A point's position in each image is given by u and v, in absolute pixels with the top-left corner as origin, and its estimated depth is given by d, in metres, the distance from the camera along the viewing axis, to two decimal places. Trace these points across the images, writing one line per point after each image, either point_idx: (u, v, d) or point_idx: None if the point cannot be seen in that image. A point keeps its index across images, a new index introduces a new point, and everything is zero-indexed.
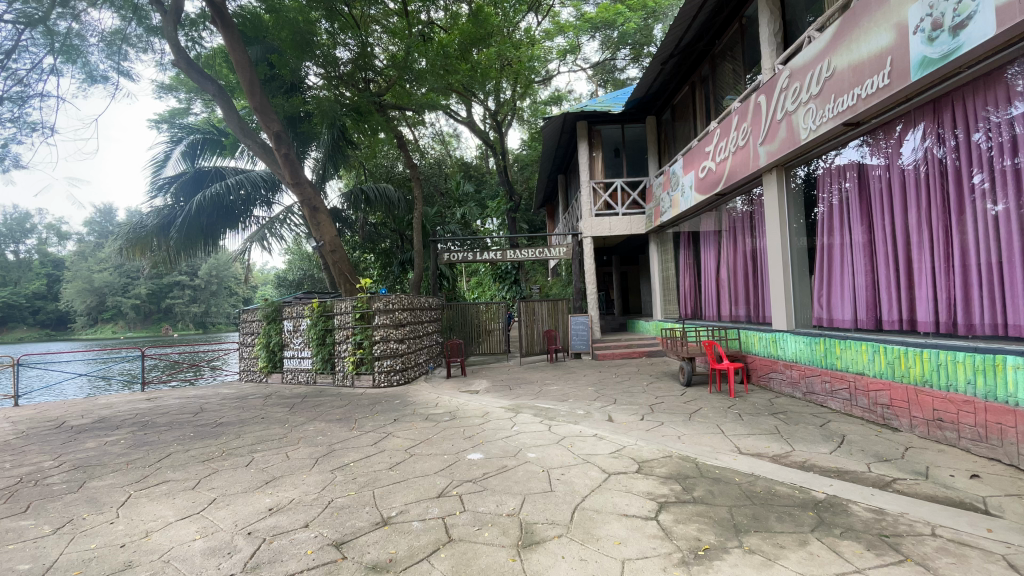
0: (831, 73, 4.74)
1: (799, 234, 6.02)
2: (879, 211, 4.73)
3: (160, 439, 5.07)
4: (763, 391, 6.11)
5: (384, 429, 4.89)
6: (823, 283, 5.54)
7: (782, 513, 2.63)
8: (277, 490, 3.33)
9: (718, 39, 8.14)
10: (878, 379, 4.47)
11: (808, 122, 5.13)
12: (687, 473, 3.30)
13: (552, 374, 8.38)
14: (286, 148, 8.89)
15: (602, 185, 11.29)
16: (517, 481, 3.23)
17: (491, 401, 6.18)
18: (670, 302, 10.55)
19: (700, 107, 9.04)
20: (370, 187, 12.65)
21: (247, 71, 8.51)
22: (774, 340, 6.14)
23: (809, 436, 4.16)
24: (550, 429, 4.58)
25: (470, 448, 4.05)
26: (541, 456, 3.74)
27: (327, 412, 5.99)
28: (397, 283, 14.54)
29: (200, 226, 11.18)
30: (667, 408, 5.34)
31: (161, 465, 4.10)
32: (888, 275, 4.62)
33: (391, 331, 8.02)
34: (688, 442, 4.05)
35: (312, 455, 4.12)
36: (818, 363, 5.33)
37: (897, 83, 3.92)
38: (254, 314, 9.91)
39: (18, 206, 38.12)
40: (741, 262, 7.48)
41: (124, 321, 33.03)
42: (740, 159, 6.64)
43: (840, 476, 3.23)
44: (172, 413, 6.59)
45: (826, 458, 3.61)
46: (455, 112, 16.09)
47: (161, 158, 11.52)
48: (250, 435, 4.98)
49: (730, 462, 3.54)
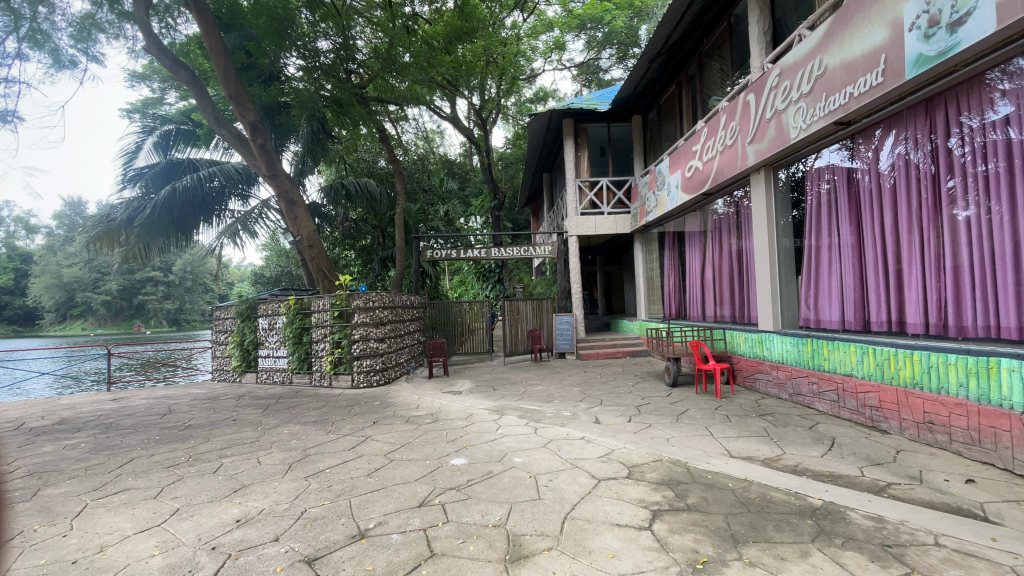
0: (822, 71, 4.72)
1: (786, 236, 6.02)
2: (866, 213, 4.75)
3: (124, 443, 4.73)
4: (749, 392, 6.09)
5: (363, 432, 4.65)
6: (811, 284, 5.53)
7: (779, 522, 2.59)
8: (247, 499, 3.09)
9: (706, 38, 8.13)
10: (867, 381, 4.48)
11: (798, 121, 5.11)
12: (679, 478, 3.19)
13: (537, 375, 8.24)
14: (263, 139, 8.48)
15: (588, 184, 11.22)
16: (503, 489, 3.07)
17: (475, 402, 5.99)
18: (654, 302, 10.54)
19: (686, 107, 9.04)
20: (351, 181, 12.29)
21: (222, 58, 8.06)
22: (760, 341, 6.13)
23: (799, 438, 4.14)
24: (535, 431, 4.43)
25: (453, 452, 3.87)
26: (528, 461, 3.59)
27: (304, 414, 5.71)
28: (378, 281, 14.22)
29: (171, 218, 10.64)
30: (654, 409, 5.27)
31: (123, 471, 3.81)
32: (877, 276, 4.63)
33: (371, 329, 7.77)
34: (678, 445, 3.96)
35: (285, 460, 3.88)
36: (805, 364, 5.33)
37: (891, 80, 3.92)
38: (228, 311, 9.52)
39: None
40: (727, 263, 7.46)
41: (93, 318, 31.62)
42: (728, 159, 6.61)
43: (834, 480, 3.27)
44: (138, 415, 6.18)
45: (818, 462, 3.61)
46: (440, 108, 15.80)
47: (132, 149, 10.97)
48: (221, 438, 4.69)
49: (722, 466, 3.46)
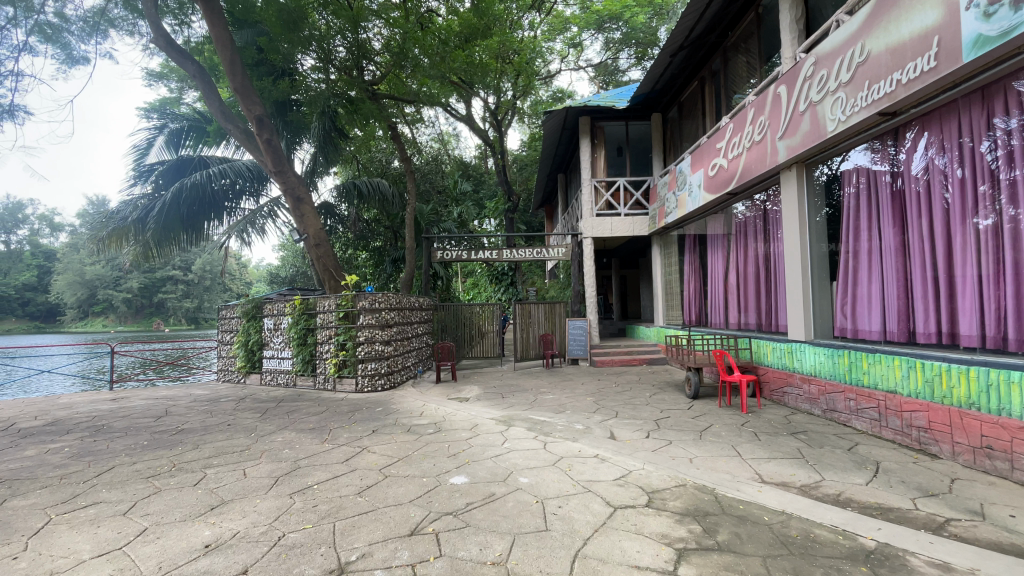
0: (864, 58, 4.28)
1: (820, 241, 5.54)
2: (913, 213, 4.28)
3: (109, 448, 4.53)
4: (776, 407, 5.61)
5: (359, 443, 4.36)
6: (848, 290, 5.05)
7: (829, 569, 2.18)
8: (221, 520, 2.82)
9: (731, 31, 7.71)
10: (913, 399, 4.00)
11: (836, 112, 4.65)
12: (707, 509, 2.79)
13: (548, 382, 7.88)
14: (269, 134, 8.28)
15: (604, 184, 10.83)
16: (505, 515, 2.72)
17: (481, 411, 5.65)
18: (673, 308, 10.05)
19: (709, 104, 8.61)
20: (363, 181, 12.14)
21: (228, 50, 7.90)
22: (790, 351, 5.65)
23: (838, 462, 3.70)
24: (544, 447, 4.07)
25: (453, 469, 3.53)
26: (535, 482, 3.23)
27: (301, 420, 5.46)
28: (389, 283, 13.99)
29: (180, 216, 10.54)
30: (674, 424, 4.85)
31: (99, 482, 3.58)
32: (925, 283, 4.16)
33: (377, 331, 7.49)
34: (704, 468, 3.55)
35: (272, 474, 3.59)
36: (841, 378, 4.84)
37: (945, 65, 3.48)
38: (233, 311, 9.36)
39: (18, 200, 37.81)
40: (753, 267, 6.98)
41: (114, 315, 32.30)
42: (756, 155, 6.15)
43: (884, 515, 2.84)
44: (133, 417, 6.02)
45: (864, 491, 3.18)
46: (454, 108, 15.59)
47: (143, 146, 10.99)
48: (209, 446, 4.45)
49: (755, 494, 3.05)
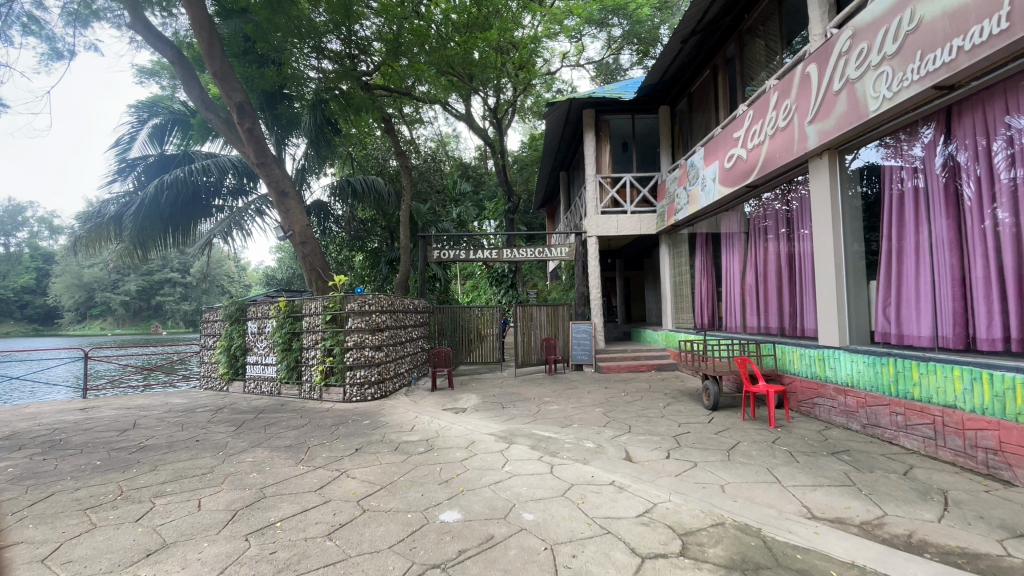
0: (914, 25, 3.74)
1: (855, 239, 5.01)
2: (972, 201, 3.75)
3: (56, 469, 3.98)
4: (807, 420, 5.05)
5: (338, 465, 3.79)
6: (890, 291, 4.51)
7: None
8: (155, 572, 2.26)
9: (748, 14, 7.17)
10: (978, 416, 3.46)
11: (880, 89, 4.12)
12: (757, 560, 2.25)
13: (552, 390, 7.33)
14: (251, 122, 7.72)
15: (610, 180, 10.30)
16: (506, 569, 2.17)
17: (479, 425, 5.09)
18: (683, 311, 9.49)
19: (722, 94, 8.08)
20: (358, 178, 11.59)
21: (207, 33, 7.31)
22: (821, 359, 5.10)
23: (898, 491, 3.15)
24: (551, 471, 3.51)
25: (445, 501, 2.98)
26: (541, 520, 2.68)
27: (279, 435, 4.91)
28: (386, 284, 13.47)
29: (160, 215, 9.98)
30: (697, 442, 4.29)
31: (27, 515, 3.02)
32: (988, 280, 3.63)
33: (366, 335, 6.93)
34: (741, 500, 3.00)
35: (231, 506, 3.04)
36: (885, 390, 4.30)
37: (1020, 26, 2.95)
38: (217, 314, 8.83)
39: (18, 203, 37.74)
40: (775, 266, 6.43)
41: (112, 318, 31.78)
42: (781, 142, 5.61)
43: (978, 566, 2.28)
44: (97, 429, 5.46)
45: (940, 531, 2.62)
46: (453, 106, 15.09)
47: (125, 141, 10.45)
48: (169, 467, 3.91)
49: (811, 538, 2.50)
